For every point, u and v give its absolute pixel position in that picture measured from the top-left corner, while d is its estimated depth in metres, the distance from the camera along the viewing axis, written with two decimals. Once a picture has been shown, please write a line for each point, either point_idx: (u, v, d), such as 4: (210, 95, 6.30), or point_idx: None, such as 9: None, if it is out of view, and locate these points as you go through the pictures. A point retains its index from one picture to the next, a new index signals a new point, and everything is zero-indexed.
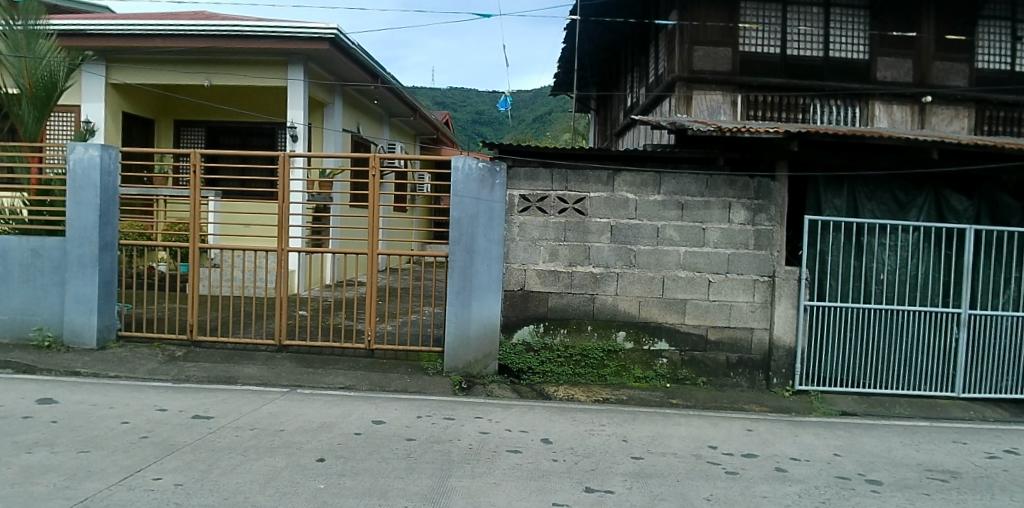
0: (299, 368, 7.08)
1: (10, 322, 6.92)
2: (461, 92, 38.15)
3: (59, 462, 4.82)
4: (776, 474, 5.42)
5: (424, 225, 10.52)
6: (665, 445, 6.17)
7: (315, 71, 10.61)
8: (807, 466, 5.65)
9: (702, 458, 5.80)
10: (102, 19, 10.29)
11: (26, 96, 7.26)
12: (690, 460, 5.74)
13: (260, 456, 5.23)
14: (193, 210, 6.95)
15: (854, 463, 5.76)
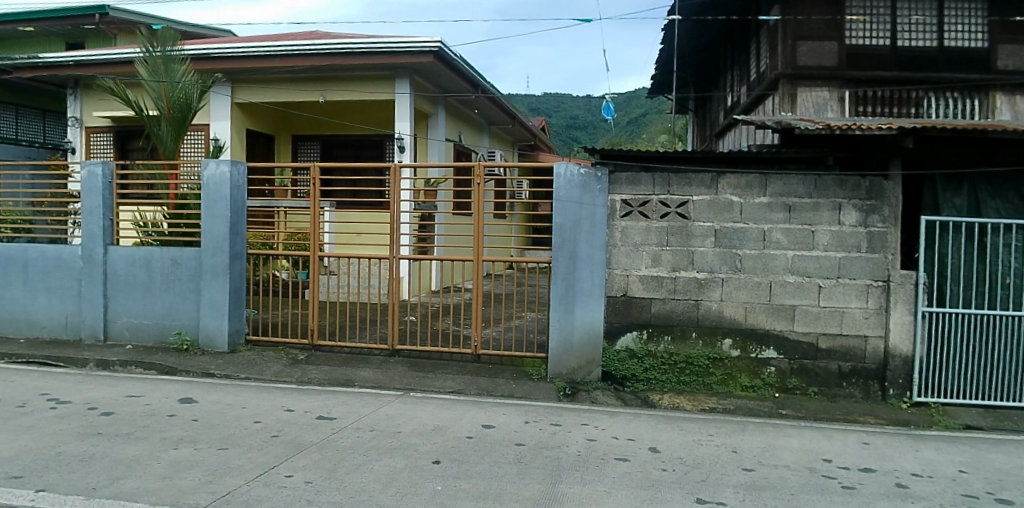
0: (411, 372, 7.27)
1: (154, 326, 7.49)
2: (556, 99, 38.43)
3: (203, 459, 5.27)
4: (897, 490, 5.09)
5: (522, 232, 10.58)
6: (777, 457, 5.92)
7: (420, 84, 10.96)
8: (930, 483, 5.27)
9: (817, 472, 5.53)
10: (226, 43, 11.00)
11: (165, 118, 7.80)
12: (804, 473, 5.48)
13: (378, 457, 5.47)
14: (313, 220, 7.28)
15: (980, 481, 5.33)
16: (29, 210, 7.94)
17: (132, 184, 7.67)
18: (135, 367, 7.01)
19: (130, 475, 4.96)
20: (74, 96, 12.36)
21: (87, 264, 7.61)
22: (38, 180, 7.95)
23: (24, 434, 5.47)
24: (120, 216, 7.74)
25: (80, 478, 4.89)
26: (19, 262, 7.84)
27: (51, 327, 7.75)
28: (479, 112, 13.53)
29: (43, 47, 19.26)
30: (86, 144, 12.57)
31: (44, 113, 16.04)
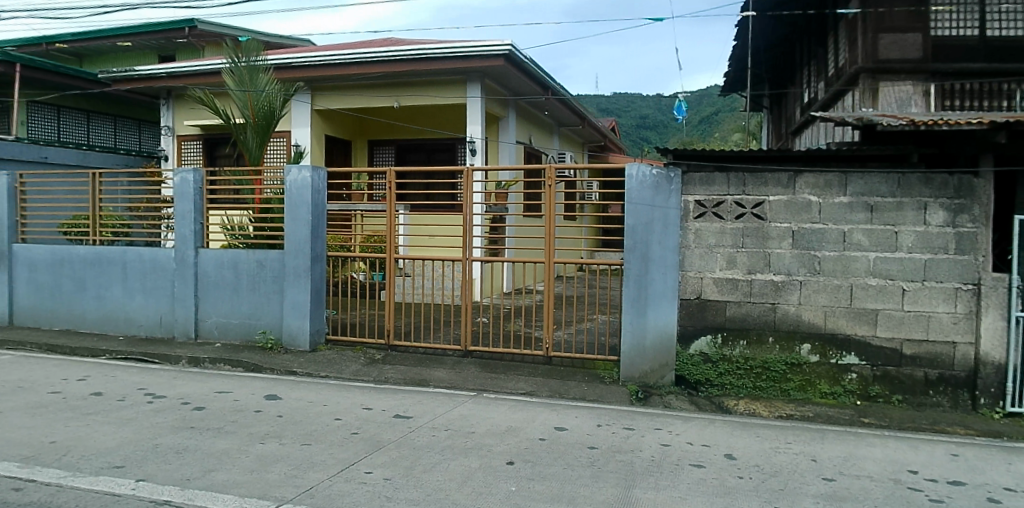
0: (484, 373, 7.33)
1: (241, 325, 7.83)
2: (625, 98, 38.08)
3: (288, 453, 5.48)
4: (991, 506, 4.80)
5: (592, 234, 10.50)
6: (859, 467, 5.67)
7: (491, 87, 11.07)
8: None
9: (902, 484, 5.27)
10: (304, 52, 11.38)
11: (250, 125, 8.08)
12: (888, 485, 5.24)
13: (453, 456, 5.54)
14: (388, 223, 7.46)
15: None
16: (128, 214, 8.42)
17: (220, 189, 8.01)
18: (224, 364, 7.35)
19: (220, 467, 5.20)
20: (167, 106, 13.05)
21: (180, 266, 8.01)
22: (136, 187, 8.42)
23: (125, 426, 5.82)
24: (209, 220, 8.11)
25: (176, 468, 5.16)
26: (119, 263, 8.33)
27: (148, 325, 8.21)
28: (548, 114, 13.52)
29: (136, 60, 20.33)
30: (177, 151, 13.24)
31: (138, 123, 16.99)
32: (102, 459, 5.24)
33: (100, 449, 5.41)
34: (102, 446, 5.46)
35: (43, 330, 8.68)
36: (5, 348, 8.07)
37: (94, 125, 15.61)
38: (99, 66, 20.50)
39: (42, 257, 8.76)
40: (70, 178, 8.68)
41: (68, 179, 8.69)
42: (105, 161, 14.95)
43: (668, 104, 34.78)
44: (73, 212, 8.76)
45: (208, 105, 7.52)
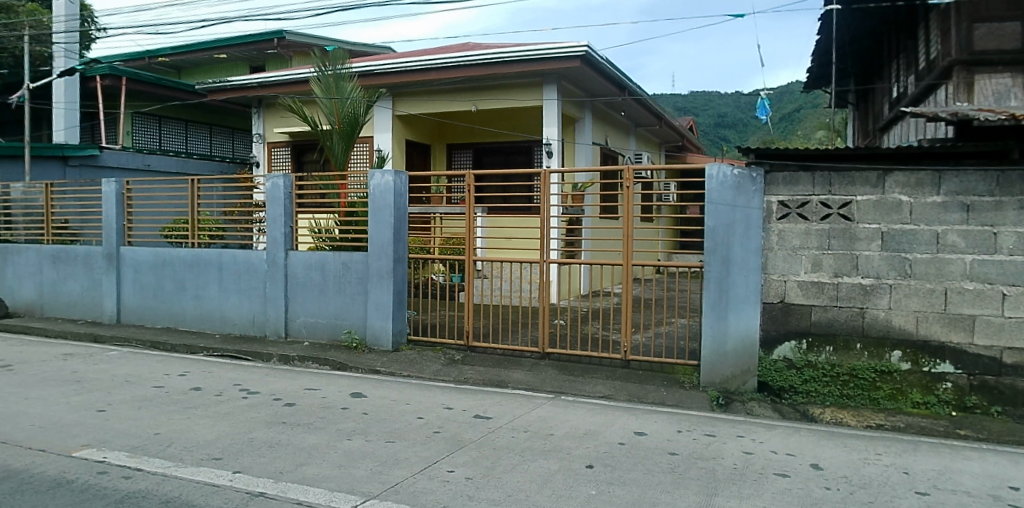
0: (561, 376, 7.33)
1: (328, 325, 8.10)
2: (701, 97, 37.34)
3: (374, 450, 5.64)
4: None
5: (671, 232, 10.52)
6: (956, 481, 5.37)
7: (566, 89, 11.06)
8: None
9: (1004, 501, 4.96)
10: (384, 59, 11.69)
11: (336, 132, 8.26)
12: (989, 502, 4.94)
13: (534, 458, 5.57)
14: (467, 225, 7.57)
15: None
16: (222, 219, 8.85)
17: (307, 194, 8.30)
18: (312, 362, 7.62)
19: (310, 462, 5.39)
20: (259, 115, 13.63)
21: (271, 267, 8.36)
22: (230, 192, 8.83)
23: (222, 420, 6.12)
24: (298, 223, 8.42)
25: (269, 462, 5.39)
26: (214, 265, 8.76)
27: (241, 324, 8.61)
28: (624, 114, 13.40)
29: (226, 71, 21.26)
30: (268, 158, 13.78)
31: (233, 131, 17.74)
32: (202, 451, 5.53)
33: (200, 441, 5.71)
34: (201, 438, 5.76)
35: (146, 327, 9.24)
36: (114, 344, 8.63)
37: (190, 135, 16.48)
38: (193, 78, 21.57)
39: (145, 258, 9.32)
40: (171, 185, 9.20)
41: (169, 185, 9.22)
42: (202, 168, 15.70)
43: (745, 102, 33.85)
44: (174, 216, 9.28)
45: (296, 113, 7.76)
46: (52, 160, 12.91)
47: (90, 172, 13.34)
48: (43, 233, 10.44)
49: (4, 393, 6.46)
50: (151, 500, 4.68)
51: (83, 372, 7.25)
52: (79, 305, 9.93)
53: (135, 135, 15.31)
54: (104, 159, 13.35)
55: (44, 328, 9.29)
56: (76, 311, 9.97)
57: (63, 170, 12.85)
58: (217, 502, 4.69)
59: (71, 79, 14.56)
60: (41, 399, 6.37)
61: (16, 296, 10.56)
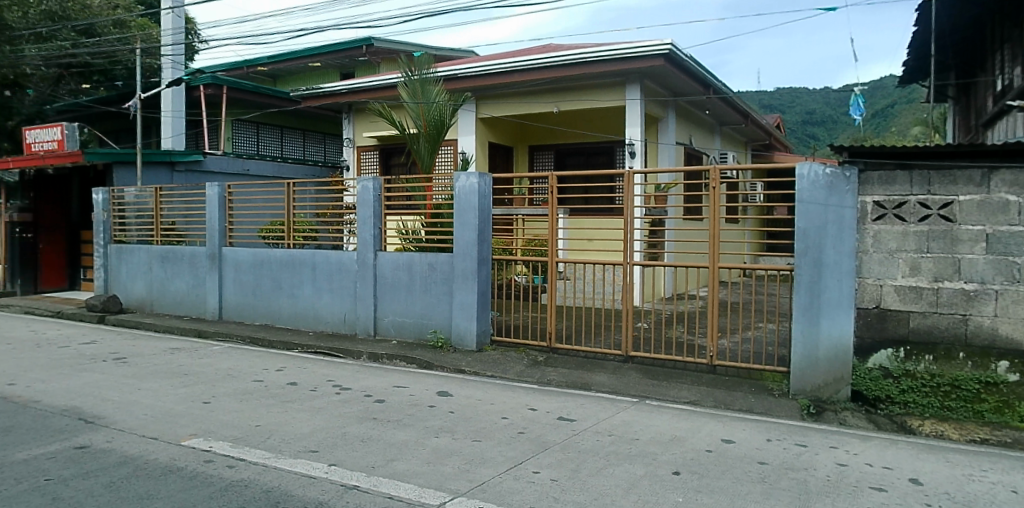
0: (646, 380, 7.22)
1: (415, 324, 8.30)
2: (789, 93, 36.16)
3: (461, 448, 5.74)
4: None
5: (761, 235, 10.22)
6: None
7: (650, 88, 10.92)
8: None
9: None
10: (467, 63, 11.88)
11: (422, 135, 8.40)
12: None
13: (619, 462, 5.54)
14: (551, 227, 7.61)
15: None
16: (316, 221, 9.22)
17: (395, 196, 8.47)
18: (399, 360, 7.82)
19: (400, 458, 5.54)
20: (349, 120, 14.07)
21: (360, 267, 8.64)
22: (323, 195, 9.19)
23: (316, 414, 6.36)
24: (386, 225, 8.64)
25: (362, 456, 5.57)
26: (308, 265, 9.13)
27: (333, 322, 8.94)
28: (708, 113, 13.10)
29: (318, 78, 22.05)
30: (357, 162, 14.27)
31: (325, 136, 18.28)
32: (298, 443, 5.77)
33: (297, 434, 5.97)
34: (298, 431, 6.01)
35: (245, 324, 9.70)
36: (217, 339, 9.11)
37: (285, 141, 17.10)
38: (289, 86, 22.49)
39: (245, 258, 9.80)
40: (268, 189, 9.64)
41: (266, 189, 9.68)
42: (297, 172, 16.30)
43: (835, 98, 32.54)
44: (271, 218, 9.73)
45: (385, 117, 7.93)
46: (162, 166, 13.62)
47: (196, 177, 13.99)
48: (153, 235, 11.14)
49: (122, 384, 6.94)
50: (254, 489, 4.93)
51: (190, 365, 7.69)
52: (184, 302, 10.53)
53: (234, 141, 16.02)
54: (207, 165, 14.00)
55: (154, 323, 9.91)
56: (181, 308, 10.58)
57: (171, 175, 13.55)
58: (314, 493, 4.89)
59: (177, 88, 15.43)
60: (154, 390, 6.81)
61: (128, 293, 11.31)
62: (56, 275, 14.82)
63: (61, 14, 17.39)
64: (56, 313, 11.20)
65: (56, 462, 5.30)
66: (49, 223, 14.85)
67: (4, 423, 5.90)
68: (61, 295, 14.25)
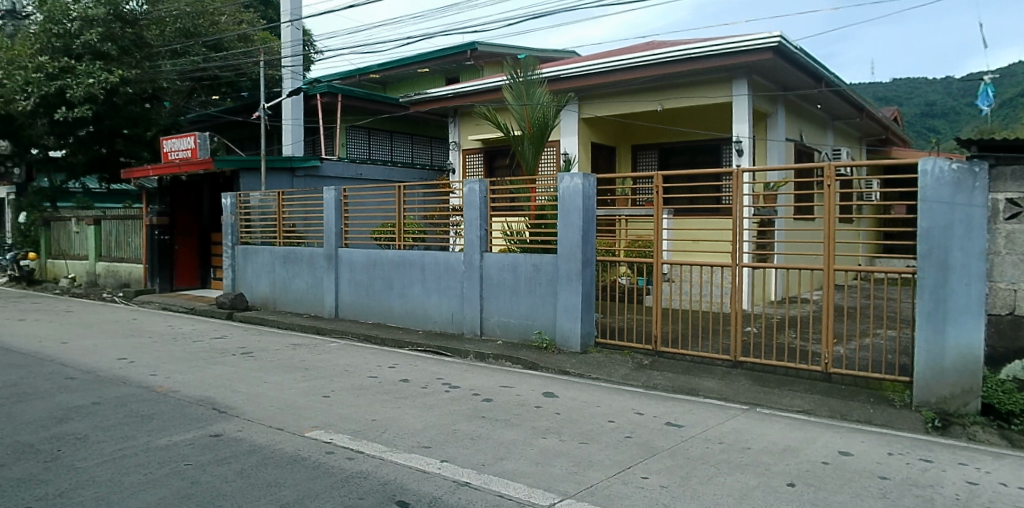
0: (756, 387, 7.02)
1: (520, 325, 8.40)
2: (908, 84, 34.06)
3: (569, 450, 5.79)
4: None
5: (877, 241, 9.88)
6: None
7: (758, 83, 10.60)
8: None
9: None
10: (570, 63, 11.93)
11: (527, 137, 8.46)
12: None
13: (730, 472, 5.41)
14: (655, 227, 7.56)
15: None
16: (424, 222, 9.50)
17: (499, 198, 8.75)
18: (505, 360, 7.97)
19: (509, 457, 5.65)
20: (455, 124, 14.42)
21: (467, 268, 8.84)
22: (430, 197, 9.42)
23: (427, 411, 6.58)
24: (491, 226, 8.84)
25: (472, 454, 5.71)
26: (418, 265, 9.44)
27: (441, 321, 9.20)
28: (820, 107, 12.59)
29: (425, 84, 22.47)
30: (463, 164, 14.53)
31: (432, 141, 18.68)
32: (412, 439, 5.99)
33: (410, 429, 6.19)
34: (411, 427, 6.24)
35: (360, 322, 10.13)
36: (334, 336, 9.60)
37: (394, 145, 17.62)
38: (397, 91, 22.94)
39: (359, 259, 10.23)
40: (380, 192, 10.02)
41: (378, 192, 10.06)
42: (408, 175, 16.86)
43: (959, 88, 30.34)
44: (382, 221, 10.12)
45: (490, 120, 8.03)
46: (284, 172, 14.48)
47: (313, 182, 14.85)
48: (275, 236, 11.79)
49: (250, 377, 7.42)
50: (372, 481, 5.16)
51: (310, 361, 8.12)
52: (304, 300, 11.11)
53: (348, 147, 16.55)
54: (324, 170, 14.79)
55: (276, 321, 10.51)
56: (301, 305, 11.17)
57: (291, 179, 14.31)
58: (428, 487, 5.07)
59: (296, 98, 16.35)
60: (277, 383, 7.24)
61: (253, 291, 12.06)
62: (190, 275, 15.95)
63: (194, 31, 18.59)
64: (190, 309, 12.10)
65: (194, 448, 5.73)
66: (184, 226, 15.88)
67: (149, 410, 6.44)
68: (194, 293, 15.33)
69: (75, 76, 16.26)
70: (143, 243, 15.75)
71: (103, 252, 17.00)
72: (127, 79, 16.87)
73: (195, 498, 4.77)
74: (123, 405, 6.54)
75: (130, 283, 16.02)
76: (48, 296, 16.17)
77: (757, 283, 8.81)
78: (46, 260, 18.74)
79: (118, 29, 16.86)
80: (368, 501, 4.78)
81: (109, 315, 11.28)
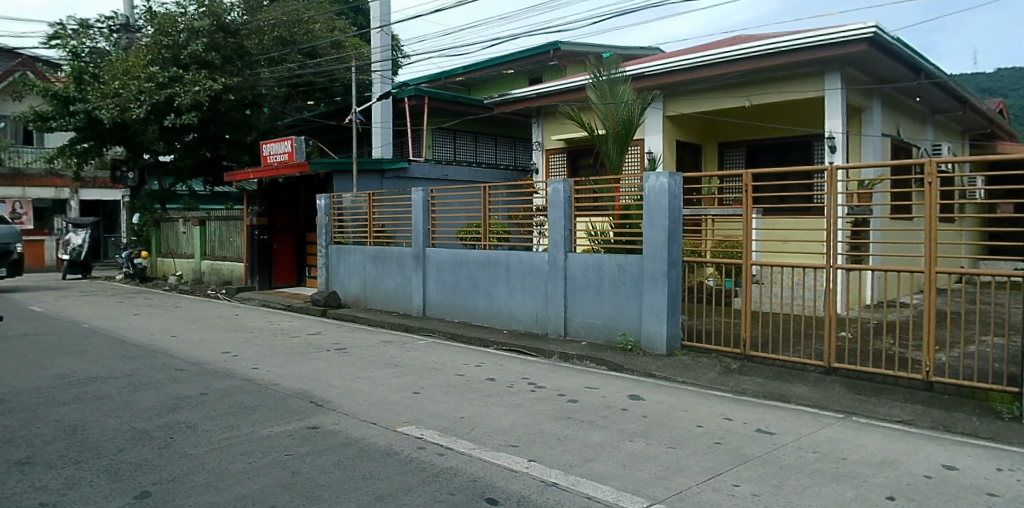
0: (850, 395, 6.77)
1: (605, 326, 8.42)
2: (1014, 77, 32.04)
3: (657, 454, 5.76)
4: None
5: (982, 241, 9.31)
6: None
7: (852, 76, 10.30)
8: None
9: None
10: (653, 60, 11.83)
11: (612, 135, 8.40)
12: None
13: (825, 482, 5.22)
14: (745, 227, 7.45)
15: None
16: (508, 223, 9.65)
17: (583, 198, 8.73)
18: (589, 361, 8.00)
19: (596, 459, 5.67)
20: (538, 124, 14.54)
21: (552, 269, 8.95)
22: (513, 198, 9.52)
23: (515, 410, 6.68)
24: (576, 226, 8.92)
25: (560, 454, 5.77)
26: (503, 265, 9.60)
27: (526, 321, 9.34)
28: (918, 100, 12.05)
29: (508, 85, 22.56)
30: (546, 164, 14.54)
31: (516, 141, 18.74)
32: (500, 437, 6.09)
33: (498, 428, 6.30)
34: (498, 425, 6.35)
35: (446, 321, 10.38)
36: (421, 334, 9.84)
37: (479, 146, 17.70)
38: (483, 92, 22.96)
39: (445, 259, 10.48)
40: (465, 192, 10.18)
41: (463, 193, 10.22)
42: (490, 177, 17.07)
43: None
44: (466, 221, 10.29)
45: (574, 120, 8.00)
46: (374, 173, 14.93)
47: (401, 183, 15.27)
48: (366, 236, 12.18)
49: (344, 372, 7.73)
50: (462, 478, 5.28)
51: (399, 357, 8.37)
52: (392, 299, 11.46)
53: (435, 149, 16.78)
54: (412, 171, 15.21)
55: (367, 318, 10.89)
56: (389, 304, 11.51)
57: (380, 182, 14.68)
58: (517, 487, 5.14)
59: (384, 102, 16.83)
60: (370, 379, 7.51)
61: (343, 288, 12.53)
62: (287, 273, 16.67)
63: (290, 39, 19.70)
64: (287, 306, 12.66)
65: (294, 439, 6.00)
66: (282, 226, 16.57)
67: (253, 401, 6.81)
68: (289, 290, 15.99)
69: (183, 84, 17.23)
70: (243, 242, 16.53)
71: (207, 252, 17.94)
72: (229, 86, 17.80)
73: (296, 488, 5.00)
74: (229, 396, 6.92)
75: (232, 281, 16.81)
76: (159, 292, 17.21)
77: (851, 286, 8.52)
78: (157, 259, 19.99)
79: (221, 39, 17.84)
80: (459, 497, 4.89)
81: (214, 311, 11.96)
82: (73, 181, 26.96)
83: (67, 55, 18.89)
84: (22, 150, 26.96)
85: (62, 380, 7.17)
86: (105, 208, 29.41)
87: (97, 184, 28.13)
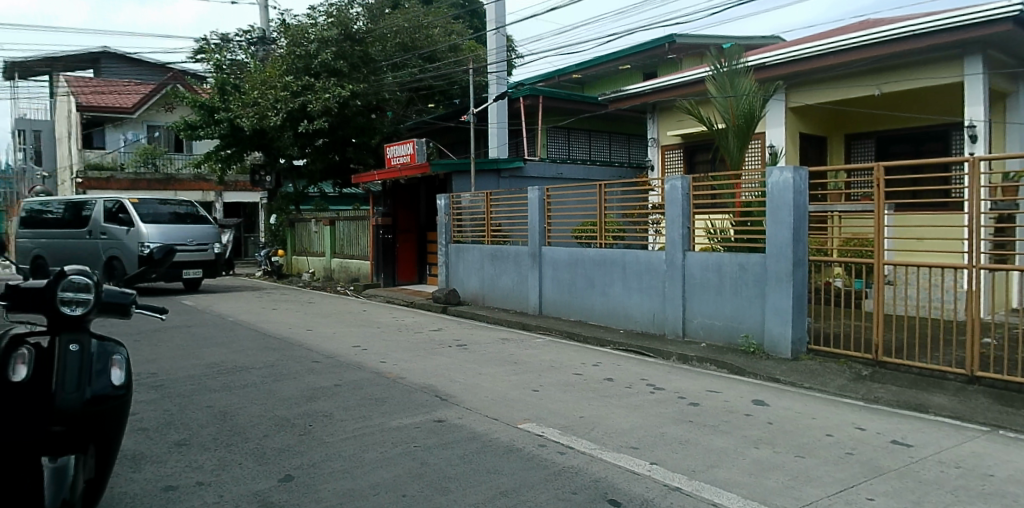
0: (998, 406, 6.26)
1: (725, 327, 8.30)
2: None
3: (784, 462, 5.60)
4: None
5: None
6: None
7: (995, 58, 9.73)
8: None
9: None
10: (774, 50, 11.52)
11: (733, 127, 8.21)
12: None
13: (970, 499, 4.88)
14: (877, 224, 7.21)
15: None
16: (624, 221, 9.77)
17: (702, 195, 8.64)
18: (710, 364, 7.91)
19: (720, 465, 5.58)
20: (653, 120, 14.25)
21: (670, 268, 8.93)
22: (629, 195, 9.66)
23: (635, 411, 6.70)
24: (694, 224, 8.82)
25: (682, 458, 5.73)
26: (619, 264, 9.65)
27: (643, 321, 9.33)
28: None
29: (624, 81, 22.37)
30: (661, 161, 14.40)
31: (629, 139, 18.74)
32: (620, 438, 6.14)
33: (618, 429, 6.34)
34: (618, 426, 6.40)
35: (563, 319, 10.52)
36: (539, 332, 10.03)
37: (593, 145, 17.92)
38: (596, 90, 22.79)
39: (562, 258, 10.60)
40: (581, 192, 10.31)
41: (579, 192, 10.38)
42: (605, 173, 17.00)
43: None
44: (583, 220, 10.50)
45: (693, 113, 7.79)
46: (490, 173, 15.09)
47: (517, 183, 15.44)
48: (484, 235, 12.45)
49: (466, 368, 8.01)
50: (584, 478, 5.35)
51: (519, 355, 8.57)
52: (508, 297, 11.72)
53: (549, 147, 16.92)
54: (527, 171, 15.39)
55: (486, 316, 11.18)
56: (506, 301, 11.78)
57: (498, 180, 14.70)
58: (640, 488, 5.16)
59: (499, 103, 16.95)
60: (492, 376, 7.74)
61: (461, 285, 12.91)
62: (409, 270, 17.30)
63: (411, 45, 20.27)
64: (410, 302, 13.20)
65: (421, 431, 6.28)
66: (404, 225, 17.20)
67: (382, 394, 7.18)
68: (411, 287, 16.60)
69: (314, 92, 18.14)
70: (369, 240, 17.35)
71: (337, 250, 18.89)
72: (356, 92, 18.53)
73: (425, 479, 5.24)
74: (360, 389, 7.33)
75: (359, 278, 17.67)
76: (292, 288, 18.30)
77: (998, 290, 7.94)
78: (292, 256, 21.16)
79: (348, 47, 18.58)
80: (581, 497, 4.96)
81: (343, 307, 12.68)
82: (218, 185, 29.16)
83: (211, 68, 19.94)
84: (175, 157, 29.33)
85: (213, 369, 7.85)
86: (246, 209, 31.33)
87: (239, 187, 30.29)
